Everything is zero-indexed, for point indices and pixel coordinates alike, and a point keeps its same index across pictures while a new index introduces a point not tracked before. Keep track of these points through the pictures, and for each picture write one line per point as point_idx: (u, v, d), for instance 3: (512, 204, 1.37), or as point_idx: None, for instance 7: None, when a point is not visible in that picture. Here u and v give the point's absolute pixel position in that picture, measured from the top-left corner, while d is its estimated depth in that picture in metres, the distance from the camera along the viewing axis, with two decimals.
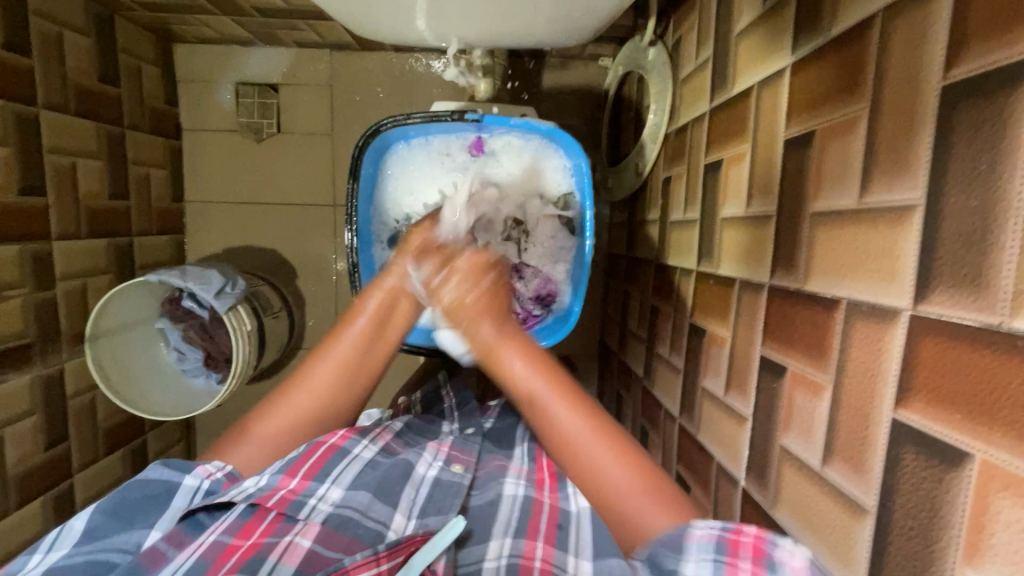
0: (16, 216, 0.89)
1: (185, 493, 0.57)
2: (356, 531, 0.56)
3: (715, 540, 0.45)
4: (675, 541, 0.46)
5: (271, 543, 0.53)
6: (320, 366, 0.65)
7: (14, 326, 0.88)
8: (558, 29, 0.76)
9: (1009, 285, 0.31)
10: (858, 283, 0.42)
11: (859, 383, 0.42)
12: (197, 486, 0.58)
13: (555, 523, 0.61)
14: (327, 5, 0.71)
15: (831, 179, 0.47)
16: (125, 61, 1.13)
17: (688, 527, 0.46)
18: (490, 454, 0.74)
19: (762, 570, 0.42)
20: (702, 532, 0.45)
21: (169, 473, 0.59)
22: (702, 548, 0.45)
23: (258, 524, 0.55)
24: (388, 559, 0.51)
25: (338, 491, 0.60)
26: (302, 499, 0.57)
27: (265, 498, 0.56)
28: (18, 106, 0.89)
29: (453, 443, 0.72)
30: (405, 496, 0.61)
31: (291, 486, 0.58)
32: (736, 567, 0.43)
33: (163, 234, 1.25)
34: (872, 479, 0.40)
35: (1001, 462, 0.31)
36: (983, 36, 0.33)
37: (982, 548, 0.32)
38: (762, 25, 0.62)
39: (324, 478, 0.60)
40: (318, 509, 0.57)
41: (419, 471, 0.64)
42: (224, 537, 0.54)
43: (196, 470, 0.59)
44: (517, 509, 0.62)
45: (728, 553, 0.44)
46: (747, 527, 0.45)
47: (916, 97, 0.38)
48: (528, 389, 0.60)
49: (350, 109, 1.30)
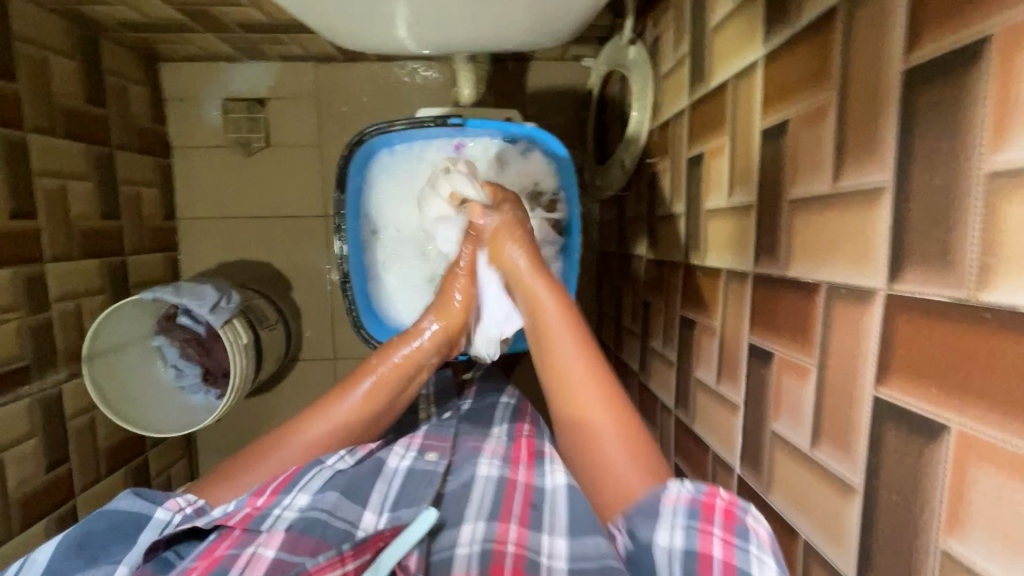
0: (9, 240, 0.89)
1: (154, 527, 0.56)
2: (324, 532, 0.55)
3: (686, 505, 0.46)
4: (650, 506, 0.48)
5: (233, 555, 0.51)
6: (316, 423, 0.66)
7: (9, 350, 0.89)
8: (537, 31, 0.77)
9: (975, 259, 0.31)
10: (836, 267, 0.43)
11: (841, 363, 0.42)
12: (167, 520, 0.57)
13: (528, 503, 0.60)
14: (308, 17, 0.72)
15: (806, 167, 0.48)
16: (111, 83, 1.14)
17: (660, 490, 0.48)
18: (466, 435, 0.73)
19: (733, 538, 0.44)
20: (674, 496, 0.47)
21: (141, 504, 0.58)
22: (674, 511, 0.46)
23: (221, 542, 0.54)
24: (354, 558, 0.50)
25: (305, 497, 0.58)
26: (265, 512, 0.56)
27: (228, 519, 0.56)
28: (7, 132, 0.89)
29: (428, 431, 0.72)
30: (376, 492, 0.62)
31: (257, 504, 0.57)
32: (708, 532, 0.44)
33: (157, 252, 1.26)
34: (858, 458, 0.41)
35: (976, 433, 0.31)
36: (937, 22, 0.34)
37: (962, 518, 0.32)
38: (735, 20, 0.63)
39: (291, 489, 0.59)
40: (283, 517, 0.56)
41: (390, 464, 0.65)
42: (188, 563, 0.51)
43: (167, 503, 0.58)
44: (489, 489, 0.62)
45: (701, 518, 0.45)
46: (720, 492, 0.46)
47: (879, 83, 0.39)
48: (555, 352, 0.65)
49: (337, 120, 1.30)
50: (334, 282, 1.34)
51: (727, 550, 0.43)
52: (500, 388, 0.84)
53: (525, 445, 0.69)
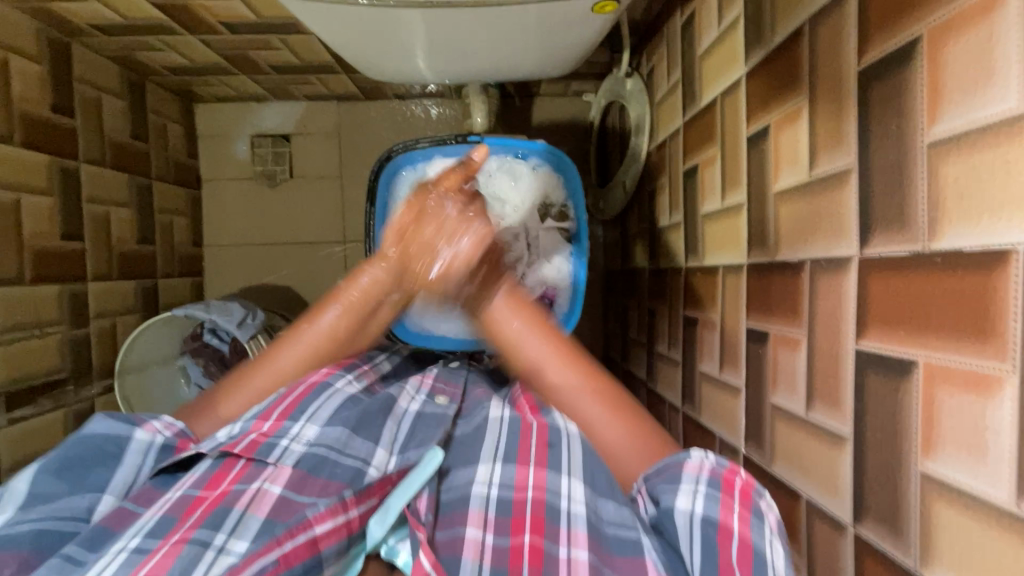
0: (59, 259, 0.97)
1: (137, 449, 0.55)
2: (332, 470, 0.54)
3: (708, 476, 0.47)
4: (671, 473, 0.49)
5: (239, 490, 0.51)
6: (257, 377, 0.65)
7: (51, 362, 0.94)
8: (545, 60, 0.86)
9: (925, 215, 0.37)
10: (816, 244, 0.49)
11: (827, 328, 0.48)
12: (150, 441, 0.56)
13: (545, 443, 0.58)
14: (342, 51, 0.82)
15: (787, 163, 0.55)
16: (153, 120, 1.24)
17: (681, 459, 0.50)
18: (475, 385, 0.76)
19: (749, 514, 0.45)
20: (695, 465, 0.49)
21: (117, 426, 0.55)
22: (695, 479, 0.48)
23: (227, 472, 0.53)
24: (356, 504, 0.49)
25: (313, 430, 0.57)
26: (273, 441, 0.56)
27: (234, 445, 0.55)
28: (63, 161, 0.98)
29: (439, 376, 0.75)
30: (387, 429, 0.60)
31: (263, 429, 0.57)
32: (728, 505, 0.45)
33: (184, 277, 1.34)
34: (846, 411, 0.45)
35: (939, 361, 0.36)
36: (880, 29, 0.41)
37: (935, 441, 0.37)
38: (719, 47, 0.71)
39: (299, 417, 0.58)
40: (290, 450, 0.55)
41: (400, 405, 0.65)
42: (192, 490, 0.51)
43: (144, 425, 0.56)
44: (502, 433, 0.61)
45: (720, 490, 0.46)
46: (739, 472, 0.48)
47: (840, 82, 0.46)
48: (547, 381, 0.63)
49: (357, 153, 1.40)
50: None
51: (743, 524, 0.44)
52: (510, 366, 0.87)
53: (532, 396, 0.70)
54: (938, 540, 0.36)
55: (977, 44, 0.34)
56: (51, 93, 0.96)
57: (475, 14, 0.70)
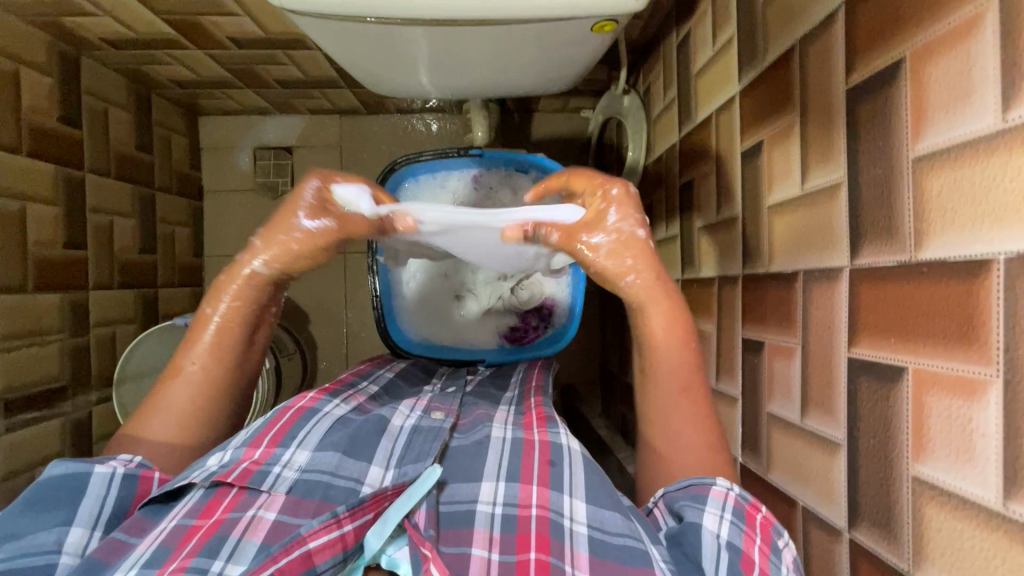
0: (62, 269, 0.97)
1: (100, 484, 0.52)
2: (327, 492, 0.55)
3: (733, 505, 0.49)
4: (697, 494, 0.51)
5: (233, 518, 0.51)
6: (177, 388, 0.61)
7: (50, 371, 0.94)
8: (545, 77, 0.88)
9: (911, 227, 0.39)
10: (809, 256, 0.51)
11: (821, 338, 0.49)
12: (112, 473, 0.53)
13: (547, 462, 0.58)
14: (348, 66, 0.84)
15: (780, 177, 0.56)
16: (158, 133, 1.26)
17: (708, 482, 0.51)
18: (473, 404, 0.74)
19: (769, 549, 0.47)
20: (722, 492, 0.50)
21: (75, 465, 0.53)
22: (721, 505, 0.49)
23: (220, 500, 0.52)
24: (351, 521, 0.49)
25: (304, 455, 0.58)
26: (265, 468, 0.55)
27: (227, 475, 0.54)
28: (69, 171, 0.99)
29: (434, 398, 0.73)
30: (381, 448, 0.60)
31: (254, 457, 0.56)
32: (750, 536, 0.47)
33: (184, 287, 1.34)
34: (840, 418, 0.46)
35: (927, 368, 0.37)
36: (866, 50, 0.44)
37: (926, 446, 0.38)
38: (714, 65, 0.74)
39: (289, 443, 0.58)
40: (283, 476, 0.55)
41: (395, 424, 0.64)
42: (186, 519, 0.50)
43: (103, 461, 0.53)
44: (506, 450, 0.60)
45: (745, 522, 0.48)
46: (762, 506, 0.49)
47: (830, 101, 0.48)
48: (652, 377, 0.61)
49: (358, 165, 1.42)
50: (350, 317, 1.36)
51: (764, 560, 0.46)
52: (504, 382, 0.84)
53: (534, 414, 0.68)
54: (930, 543, 0.37)
55: (956, 66, 0.36)
56: (59, 104, 0.98)
57: (478, 32, 0.72)
